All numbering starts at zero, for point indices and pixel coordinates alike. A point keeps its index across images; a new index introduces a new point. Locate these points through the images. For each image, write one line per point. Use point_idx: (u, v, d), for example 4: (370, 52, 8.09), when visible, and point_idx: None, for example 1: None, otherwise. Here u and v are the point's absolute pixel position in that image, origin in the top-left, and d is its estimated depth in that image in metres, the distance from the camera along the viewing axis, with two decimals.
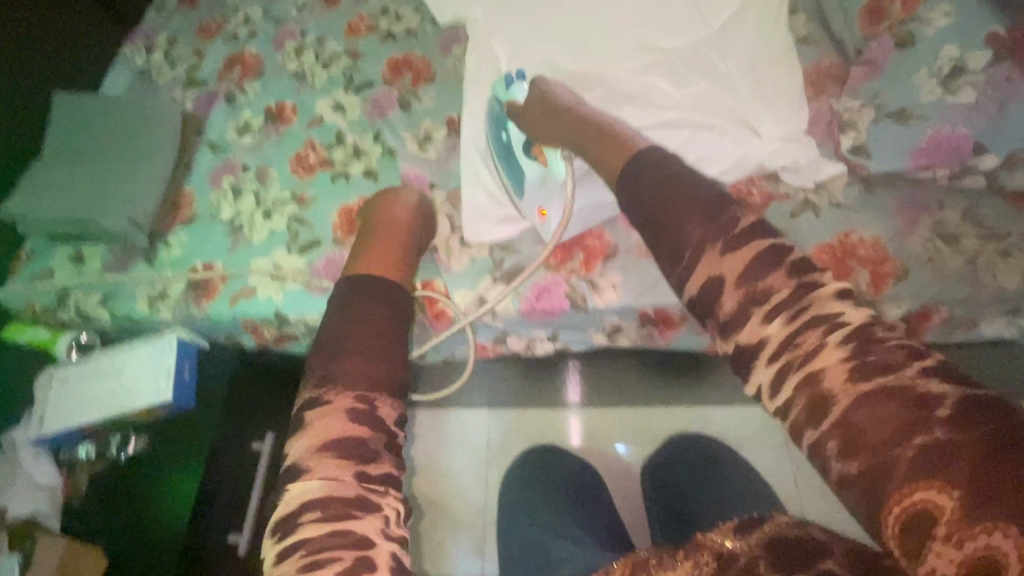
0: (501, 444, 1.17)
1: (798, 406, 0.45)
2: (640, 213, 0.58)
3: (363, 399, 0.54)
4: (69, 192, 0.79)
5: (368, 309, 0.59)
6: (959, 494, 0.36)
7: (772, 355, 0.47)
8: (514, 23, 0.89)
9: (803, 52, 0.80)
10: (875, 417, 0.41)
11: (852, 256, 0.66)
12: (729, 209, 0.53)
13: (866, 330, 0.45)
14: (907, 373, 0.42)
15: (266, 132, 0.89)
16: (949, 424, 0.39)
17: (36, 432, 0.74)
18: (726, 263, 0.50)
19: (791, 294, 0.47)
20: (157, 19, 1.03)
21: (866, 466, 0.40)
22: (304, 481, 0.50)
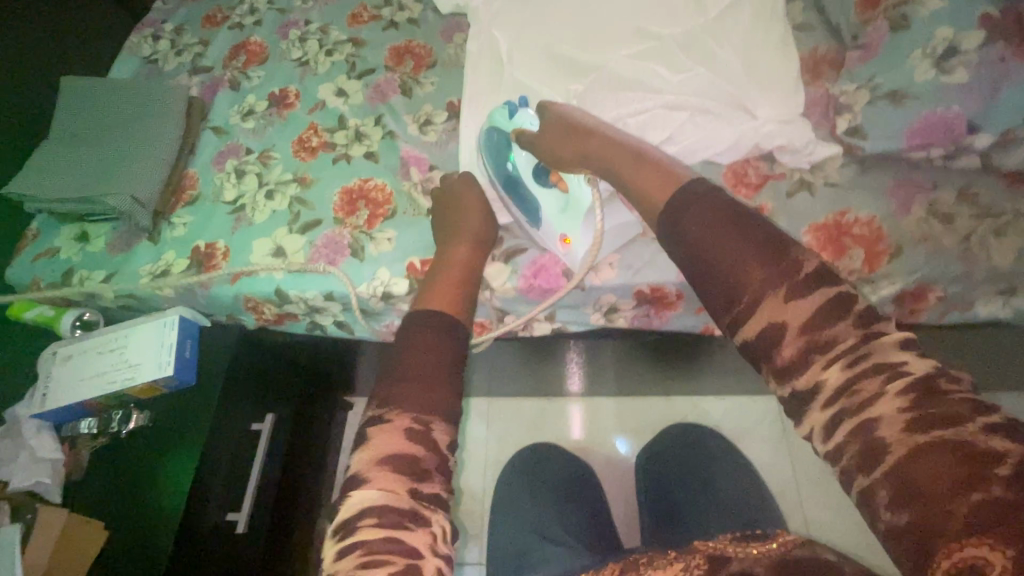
0: (507, 434, 1.18)
1: (849, 451, 0.45)
2: (685, 253, 0.56)
3: (419, 421, 0.52)
4: (76, 171, 0.81)
5: (435, 343, 0.58)
6: (1012, 554, 0.37)
7: (826, 399, 0.47)
8: (514, 10, 0.90)
9: (800, 38, 0.81)
10: (929, 468, 0.41)
11: (847, 234, 0.67)
12: (791, 253, 0.51)
13: (927, 381, 0.44)
14: (969, 428, 0.42)
15: (269, 117, 0.90)
16: (1009, 485, 0.39)
17: (39, 407, 0.75)
18: (789, 310, 0.49)
19: (855, 343, 0.47)
20: (165, 10, 1.06)
21: (917, 518, 0.41)
22: (362, 489, 0.50)
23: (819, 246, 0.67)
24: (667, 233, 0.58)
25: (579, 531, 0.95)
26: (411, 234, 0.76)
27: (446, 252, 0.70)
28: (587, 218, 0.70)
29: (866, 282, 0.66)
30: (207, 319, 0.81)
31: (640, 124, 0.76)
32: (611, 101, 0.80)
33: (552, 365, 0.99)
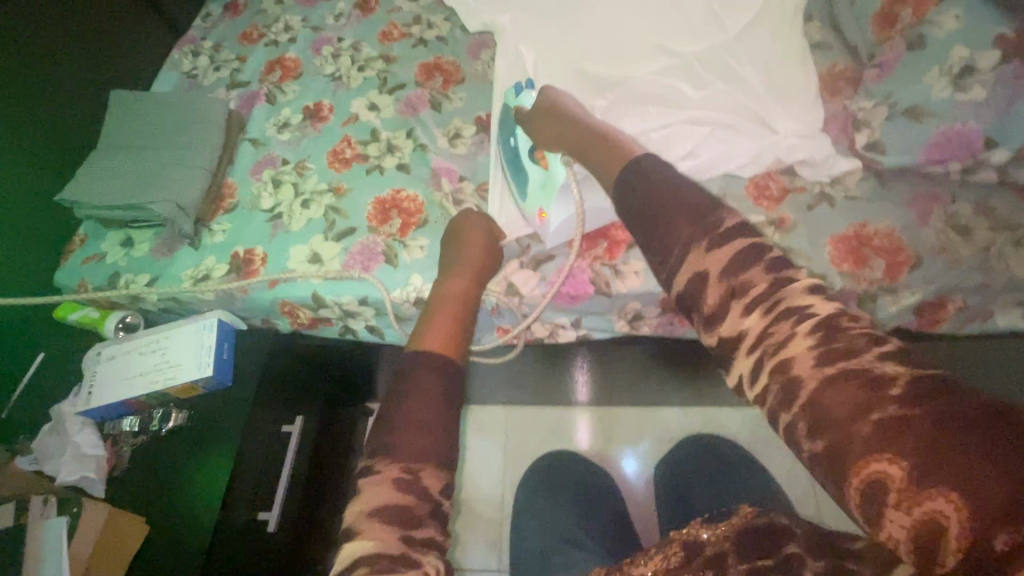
0: (513, 442, 1.20)
1: (771, 391, 0.46)
2: (630, 212, 0.58)
3: (410, 470, 0.53)
4: (124, 179, 0.85)
5: (428, 388, 0.57)
6: (908, 465, 0.38)
7: (749, 347, 0.48)
8: (539, 30, 0.94)
9: (817, 57, 0.84)
10: (837, 397, 0.42)
11: (866, 245, 0.69)
12: (715, 211, 0.53)
13: (831, 320, 0.45)
14: (867, 358, 0.43)
15: (304, 129, 0.94)
16: (902, 402, 0.40)
17: (84, 405, 0.78)
18: (710, 258, 0.51)
19: (766, 288, 0.48)
20: (204, 28, 1.11)
21: (830, 444, 0.41)
22: (355, 541, 0.51)
23: (839, 257, 0.69)
24: (615, 195, 0.61)
25: (597, 536, 0.95)
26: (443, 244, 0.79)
27: (444, 286, 0.69)
28: (562, 194, 0.72)
29: (886, 292, 0.68)
30: (243, 322, 0.84)
31: (665, 137, 0.78)
32: (635, 115, 0.83)
33: (559, 375, 1.01)
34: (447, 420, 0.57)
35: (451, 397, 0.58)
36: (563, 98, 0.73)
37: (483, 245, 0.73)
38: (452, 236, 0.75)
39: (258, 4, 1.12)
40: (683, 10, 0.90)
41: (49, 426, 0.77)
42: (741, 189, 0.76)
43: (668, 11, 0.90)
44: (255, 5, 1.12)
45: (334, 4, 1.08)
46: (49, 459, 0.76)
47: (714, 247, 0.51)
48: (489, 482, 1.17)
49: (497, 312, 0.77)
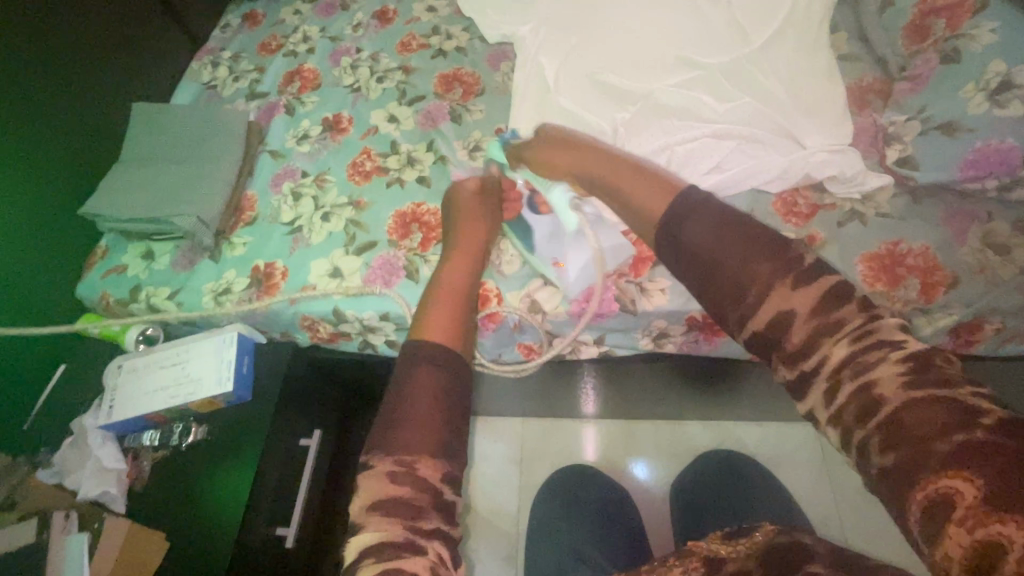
0: (522, 453, 1.19)
1: (850, 412, 0.47)
2: (686, 251, 0.58)
3: (401, 462, 0.53)
4: (145, 192, 0.85)
5: (430, 383, 0.57)
6: (983, 487, 0.39)
7: (830, 375, 0.49)
8: (560, 41, 0.93)
9: (844, 69, 0.83)
10: (922, 416, 0.43)
11: (900, 265, 0.67)
12: (792, 247, 0.54)
13: (924, 356, 0.46)
14: (961, 390, 0.44)
15: (324, 141, 0.93)
16: (993, 431, 0.41)
17: (104, 419, 0.78)
18: (797, 296, 0.51)
19: (861, 322, 0.49)
20: (223, 38, 1.11)
21: (902, 458, 0.43)
22: (361, 535, 0.51)
23: (873, 276, 0.67)
24: (668, 230, 0.59)
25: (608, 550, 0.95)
26: None
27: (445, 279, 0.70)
28: (576, 240, 0.74)
29: (921, 312, 0.66)
30: (263, 336, 0.84)
31: (689, 151, 0.78)
32: (658, 128, 0.82)
33: (566, 389, 1.00)
34: (451, 417, 0.56)
35: (454, 398, 0.58)
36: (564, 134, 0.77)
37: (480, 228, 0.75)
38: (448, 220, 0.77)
39: (277, 15, 1.12)
40: (706, 20, 0.89)
41: (70, 439, 0.78)
42: (769, 205, 0.74)
43: (690, 21, 0.89)
44: (274, 16, 1.12)
45: (353, 14, 1.08)
46: (72, 471, 0.76)
47: (800, 284, 0.52)
48: (500, 494, 1.16)
49: (520, 329, 0.76)
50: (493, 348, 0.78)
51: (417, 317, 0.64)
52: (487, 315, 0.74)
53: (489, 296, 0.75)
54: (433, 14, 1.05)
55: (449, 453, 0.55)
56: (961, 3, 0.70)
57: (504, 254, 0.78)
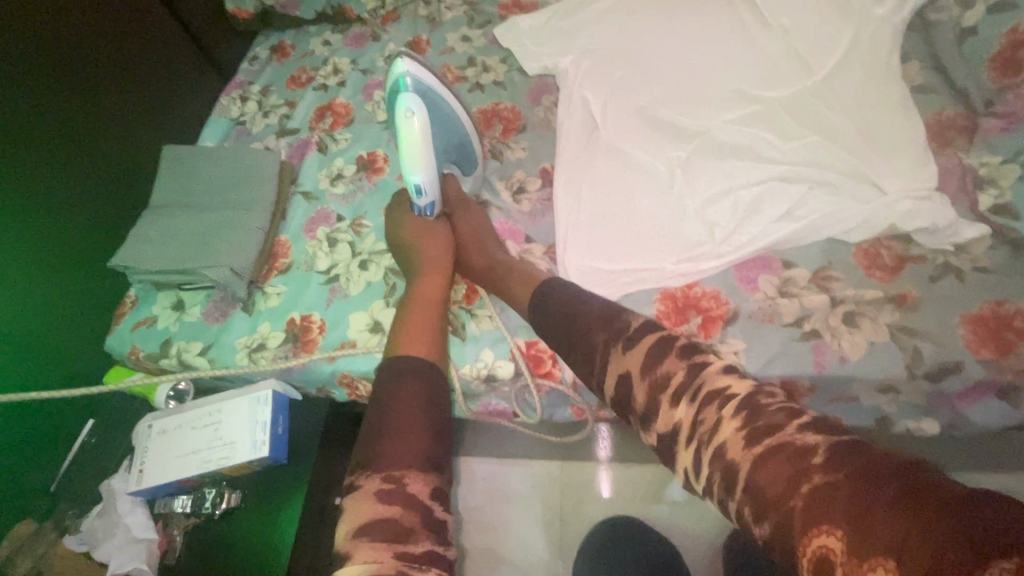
0: (553, 501, 1.08)
1: (715, 481, 0.45)
2: (549, 331, 0.62)
3: (389, 479, 0.51)
4: (176, 241, 0.81)
5: (412, 393, 0.56)
6: (844, 535, 0.37)
7: (688, 436, 0.48)
8: (605, 73, 0.88)
9: (921, 101, 0.76)
10: (769, 474, 0.42)
11: (1007, 328, 0.60)
12: (620, 313, 0.57)
13: (751, 401, 0.46)
14: (786, 431, 0.43)
15: (359, 182, 0.89)
16: (827, 469, 0.40)
17: (134, 485, 0.74)
18: (628, 359, 0.53)
19: (684, 375, 0.50)
20: (251, 71, 1.08)
21: (774, 527, 0.41)
22: (348, 566, 0.47)
23: (977, 341, 0.60)
24: (533, 319, 0.65)
25: None
26: (513, 313, 0.73)
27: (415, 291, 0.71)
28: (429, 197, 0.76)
29: None
30: (298, 391, 0.80)
31: (756, 196, 0.72)
32: (717, 170, 0.76)
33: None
34: (440, 429, 0.55)
35: (439, 407, 0.57)
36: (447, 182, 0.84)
37: (435, 249, 0.76)
38: (398, 240, 0.77)
39: (305, 46, 1.08)
40: (764, 52, 0.84)
41: (100, 506, 0.74)
42: (848, 257, 0.68)
43: (747, 53, 0.84)
44: (303, 47, 1.08)
45: (385, 46, 1.03)
46: (100, 542, 0.72)
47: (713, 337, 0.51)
48: (531, 538, 1.06)
49: (577, 390, 0.70)
50: (545, 409, 0.73)
51: (392, 341, 0.63)
52: (546, 380, 0.70)
53: (543, 357, 0.70)
54: (467, 44, 1.00)
55: (441, 466, 0.54)
56: None
57: None
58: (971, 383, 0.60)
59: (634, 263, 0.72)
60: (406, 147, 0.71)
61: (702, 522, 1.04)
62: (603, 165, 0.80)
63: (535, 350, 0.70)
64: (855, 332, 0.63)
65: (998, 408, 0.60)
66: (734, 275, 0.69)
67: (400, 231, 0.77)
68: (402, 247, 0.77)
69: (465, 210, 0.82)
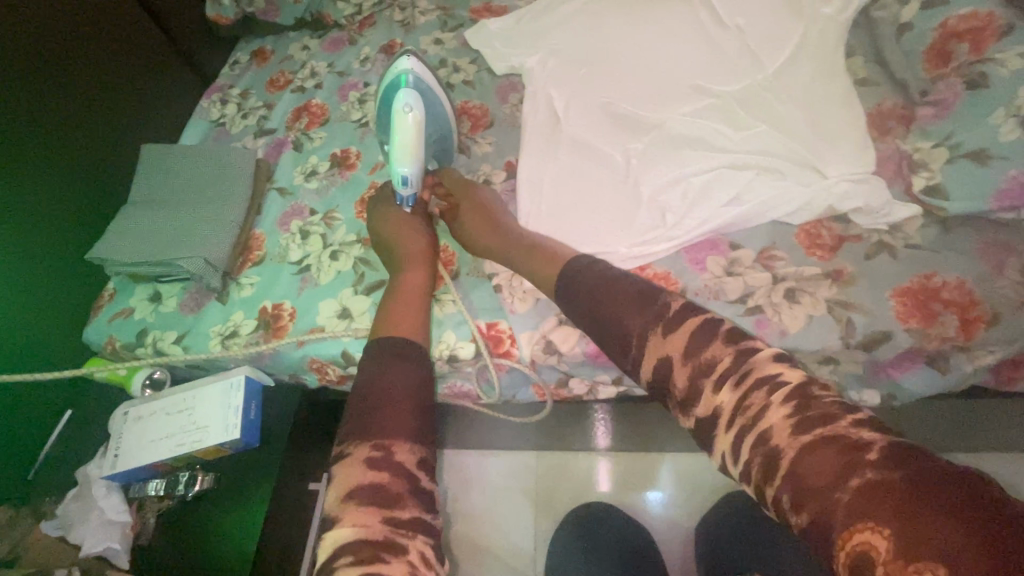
0: (534, 490, 1.10)
1: (755, 465, 0.48)
2: (580, 318, 0.63)
3: (379, 447, 0.54)
4: (153, 234, 0.84)
5: (402, 372, 0.60)
6: (890, 534, 0.40)
7: (728, 421, 0.50)
8: (569, 71, 0.92)
9: (864, 93, 0.80)
10: (815, 465, 0.44)
11: (935, 299, 0.63)
12: (658, 295, 0.59)
13: (804, 390, 0.48)
14: (840, 423, 0.46)
15: (332, 177, 0.92)
16: (879, 467, 0.42)
17: (108, 469, 0.76)
18: (669, 343, 0.55)
19: (732, 361, 0.52)
20: (232, 75, 1.12)
21: (812, 516, 0.43)
22: (338, 528, 0.51)
23: (906, 312, 0.63)
24: (562, 304, 0.66)
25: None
26: (476, 297, 0.77)
27: (405, 277, 0.74)
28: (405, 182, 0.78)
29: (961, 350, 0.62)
30: (270, 377, 0.82)
31: (707, 183, 0.76)
32: (672, 160, 0.79)
33: (573, 425, 0.95)
34: (425, 405, 0.59)
35: (426, 384, 0.61)
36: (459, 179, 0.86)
37: (419, 241, 0.79)
38: (379, 234, 0.80)
39: (285, 50, 1.12)
40: (718, 49, 0.88)
41: (76, 489, 0.76)
42: (791, 238, 0.72)
43: (702, 50, 0.88)
44: (282, 51, 1.12)
45: (361, 49, 1.07)
46: (74, 525, 0.74)
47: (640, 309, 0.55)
48: (516, 529, 1.08)
49: (536, 369, 0.74)
50: (507, 388, 0.76)
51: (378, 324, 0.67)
52: (503, 360, 0.73)
53: (501, 337, 0.74)
54: (439, 46, 1.04)
55: (425, 437, 0.57)
56: (986, 25, 0.69)
57: (515, 291, 0.75)
58: (901, 352, 0.64)
59: (594, 244, 0.76)
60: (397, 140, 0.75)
61: (681, 508, 1.05)
62: (565, 156, 0.84)
63: (495, 331, 0.74)
64: (796, 307, 0.67)
65: (927, 374, 0.64)
66: (685, 258, 0.73)
67: (385, 223, 0.80)
68: (383, 242, 0.79)
69: (474, 195, 0.83)
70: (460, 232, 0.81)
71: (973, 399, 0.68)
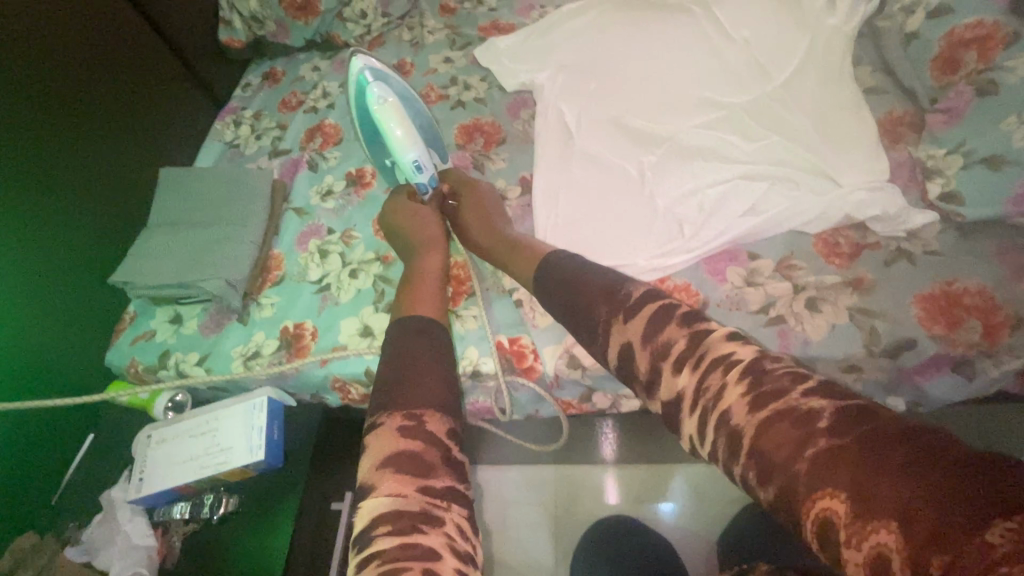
0: (548, 504, 1.10)
1: (720, 445, 0.47)
2: (552, 306, 0.64)
3: (411, 417, 0.55)
4: (174, 256, 0.85)
5: (422, 343, 0.62)
6: (847, 497, 0.39)
7: (691, 403, 0.50)
8: (578, 86, 0.93)
9: (872, 102, 0.81)
10: (774, 437, 0.43)
11: (957, 305, 0.64)
12: (623, 285, 0.59)
13: (757, 365, 0.48)
14: (792, 395, 0.45)
15: (349, 196, 0.93)
16: (831, 432, 0.42)
17: (132, 494, 0.76)
18: (630, 328, 0.55)
19: (685, 343, 0.52)
20: (244, 97, 1.13)
21: (778, 489, 0.42)
22: (373, 498, 0.51)
23: (929, 318, 0.64)
24: (537, 292, 0.67)
25: None
26: (497, 311, 0.77)
27: (425, 260, 0.76)
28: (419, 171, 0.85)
29: (986, 355, 0.62)
30: (293, 398, 0.83)
31: (722, 194, 0.76)
32: (685, 171, 0.80)
33: (581, 437, 0.95)
34: (452, 380, 0.60)
35: (447, 361, 0.61)
36: (484, 186, 0.85)
37: (434, 235, 0.80)
38: (398, 229, 0.82)
39: (296, 72, 1.14)
40: (726, 61, 0.89)
41: (100, 515, 0.76)
42: (809, 247, 0.72)
43: (709, 63, 0.90)
44: (293, 73, 1.14)
45: None
46: (99, 550, 0.74)
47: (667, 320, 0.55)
48: (532, 546, 1.07)
49: (558, 384, 0.74)
50: (528, 404, 0.77)
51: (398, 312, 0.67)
52: (528, 375, 0.73)
53: (524, 351, 0.74)
54: (449, 65, 1.05)
55: (451, 408, 0.57)
56: (989, 37, 0.68)
57: (536, 307, 0.76)
58: (926, 358, 0.64)
59: (613, 257, 0.76)
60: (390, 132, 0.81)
61: (694, 520, 1.04)
62: (579, 170, 0.85)
63: (518, 345, 0.74)
64: (817, 316, 0.67)
65: (951, 381, 0.64)
66: (704, 270, 0.73)
67: (396, 218, 0.83)
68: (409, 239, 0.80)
69: (471, 188, 0.86)
70: (468, 235, 0.82)
71: (992, 404, 0.69)
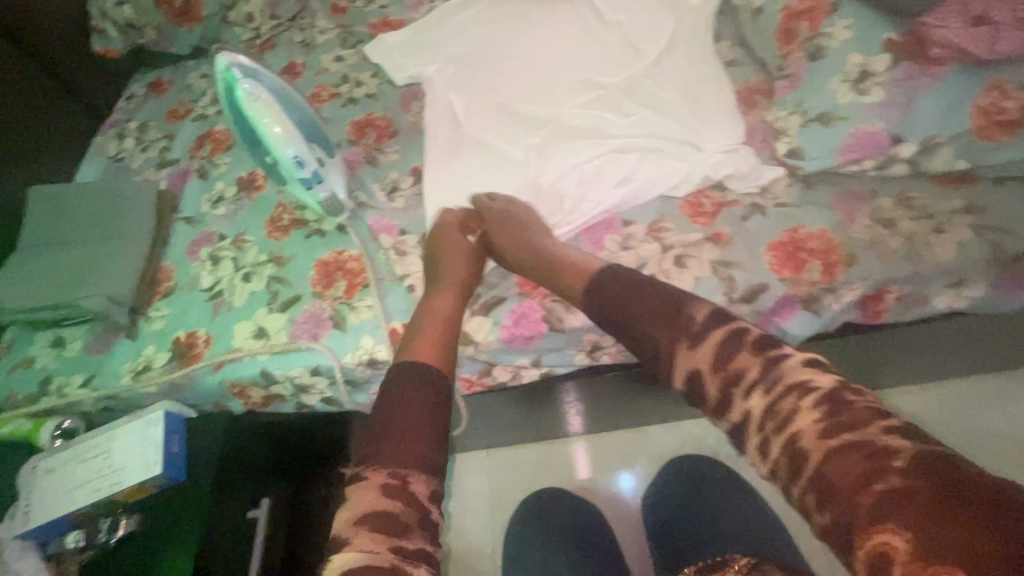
0: (507, 489, 1.09)
1: (782, 464, 0.51)
2: (617, 332, 0.64)
3: (395, 475, 0.55)
4: (49, 277, 0.81)
5: (420, 397, 0.61)
6: (910, 537, 0.42)
7: (758, 426, 0.53)
8: (466, 76, 0.96)
9: (733, 74, 0.87)
10: (842, 467, 0.47)
11: (802, 248, 0.70)
12: (684, 308, 0.60)
13: (835, 393, 0.51)
14: (870, 429, 0.48)
15: (239, 201, 0.91)
16: (905, 472, 0.45)
17: (21, 528, 0.73)
18: (698, 355, 0.57)
19: (759, 370, 0.54)
20: (128, 109, 1.09)
21: (835, 516, 0.47)
22: (346, 552, 0.52)
23: (779, 264, 0.70)
24: (588, 309, 0.67)
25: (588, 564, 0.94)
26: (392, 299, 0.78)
27: (437, 298, 0.73)
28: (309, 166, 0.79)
29: (828, 291, 0.69)
30: (193, 409, 0.81)
31: (597, 167, 0.80)
32: (564, 148, 0.84)
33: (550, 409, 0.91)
34: (439, 428, 0.60)
35: (440, 411, 0.61)
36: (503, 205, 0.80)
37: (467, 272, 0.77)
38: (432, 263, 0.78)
39: (183, 80, 1.09)
40: (603, 43, 0.93)
41: None
42: (678, 209, 0.77)
43: (587, 45, 0.93)
44: (180, 81, 1.10)
45: None
46: None
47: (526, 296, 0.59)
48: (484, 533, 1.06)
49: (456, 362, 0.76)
50: None
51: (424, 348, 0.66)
52: None
53: None
54: (341, 63, 1.05)
55: (434, 466, 0.57)
56: (816, 7, 0.76)
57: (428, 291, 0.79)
58: (779, 299, 0.70)
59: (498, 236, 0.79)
60: (267, 128, 0.75)
61: None
62: (469, 156, 0.87)
63: None
64: (684, 271, 0.72)
65: (805, 318, 0.71)
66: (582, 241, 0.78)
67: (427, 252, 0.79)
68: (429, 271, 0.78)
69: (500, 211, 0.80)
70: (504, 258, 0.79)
71: (847, 335, 0.76)
